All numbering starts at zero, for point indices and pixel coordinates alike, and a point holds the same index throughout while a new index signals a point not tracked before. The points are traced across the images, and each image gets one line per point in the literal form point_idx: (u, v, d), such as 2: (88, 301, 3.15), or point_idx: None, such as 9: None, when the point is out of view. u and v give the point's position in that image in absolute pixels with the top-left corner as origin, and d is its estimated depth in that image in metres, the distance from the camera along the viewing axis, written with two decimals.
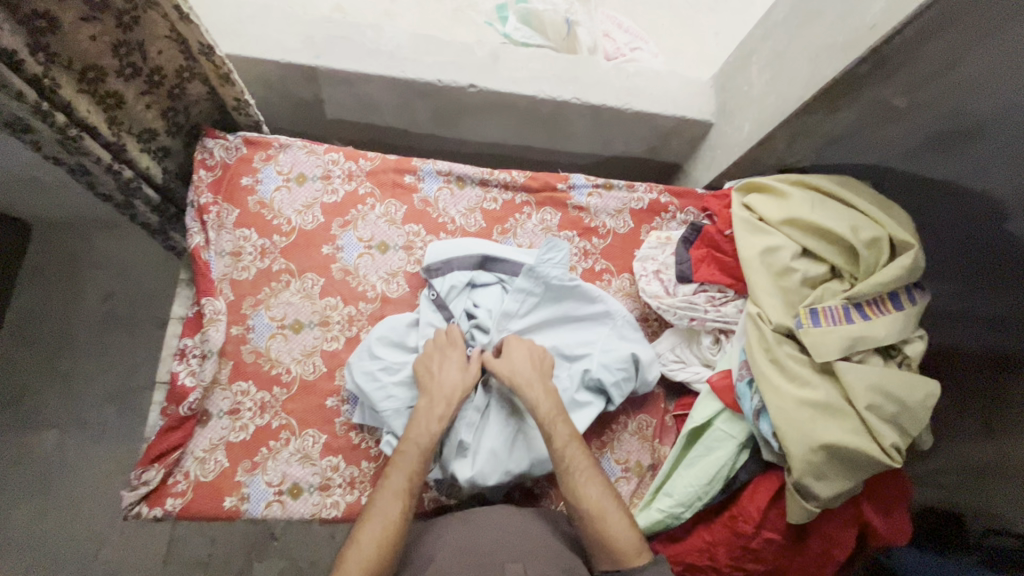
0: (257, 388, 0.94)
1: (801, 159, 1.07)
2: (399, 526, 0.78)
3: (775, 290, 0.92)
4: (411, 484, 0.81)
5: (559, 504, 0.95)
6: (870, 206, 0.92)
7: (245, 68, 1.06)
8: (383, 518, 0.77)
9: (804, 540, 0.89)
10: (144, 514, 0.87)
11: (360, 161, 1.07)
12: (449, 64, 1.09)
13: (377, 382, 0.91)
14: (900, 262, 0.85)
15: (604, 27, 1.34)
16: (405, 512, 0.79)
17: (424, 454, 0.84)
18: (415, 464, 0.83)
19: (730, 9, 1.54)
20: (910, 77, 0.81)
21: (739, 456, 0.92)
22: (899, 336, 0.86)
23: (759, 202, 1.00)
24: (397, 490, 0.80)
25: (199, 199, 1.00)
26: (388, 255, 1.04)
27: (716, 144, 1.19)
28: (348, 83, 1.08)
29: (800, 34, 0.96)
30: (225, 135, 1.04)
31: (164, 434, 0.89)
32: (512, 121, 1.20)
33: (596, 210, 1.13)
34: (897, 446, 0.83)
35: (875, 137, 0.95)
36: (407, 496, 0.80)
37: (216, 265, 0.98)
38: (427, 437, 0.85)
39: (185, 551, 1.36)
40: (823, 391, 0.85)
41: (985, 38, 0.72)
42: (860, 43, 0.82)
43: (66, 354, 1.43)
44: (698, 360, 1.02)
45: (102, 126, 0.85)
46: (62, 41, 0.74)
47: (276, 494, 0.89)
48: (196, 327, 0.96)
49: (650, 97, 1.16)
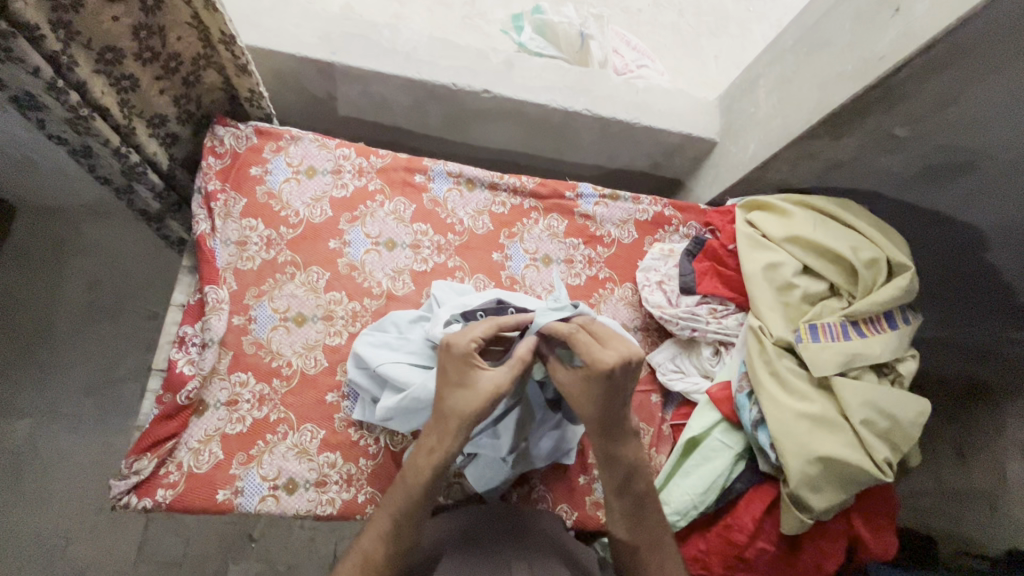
0: (256, 380, 0.92)
1: (802, 181, 1.11)
2: (381, 563, 0.75)
3: (776, 304, 0.95)
4: (394, 523, 0.76)
5: (556, 508, 0.95)
6: (869, 229, 0.96)
7: (260, 60, 1.05)
8: (361, 555, 0.76)
9: (796, 551, 0.91)
10: (133, 504, 0.84)
11: (371, 157, 1.07)
12: (463, 69, 1.10)
13: (388, 349, 0.91)
14: (897, 283, 0.90)
15: (614, 44, 1.38)
16: (388, 553, 0.75)
17: (408, 494, 0.77)
18: (402, 508, 0.76)
19: (731, 35, 1.59)
20: (912, 109, 0.85)
21: (735, 467, 0.93)
22: (894, 354, 0.90)
23: (761, 219, 1.03)
24: (381, 531, 0.76)
25: (206, 186, 0.98)
26: (396, 253, 1.04)
27: (719, 162, 1.23)
28: (363, 81, 1.09)
29: (807, 62, 0.99)
30: (237, 124, 1.03)
31: (157, 424, 0.87)
32: (521, 129, 1.21)
33: (601, 219, 1.15)
34: (888, 461, 0.86)
35: (873, 165, 0.99)
36: (392, 536, 0.76)
37: (221, 254, 0.97)
38: (415, 477, 0.77)
39: (157, 550, 1.31)
40: (820, 404, 0.87)
41: (987, 76, 0.75)
42: (865, 73, 0.85)
43: (44, 342, 1.38)
44: (697, 371, 1.04)
45: (114, 108, 0.84)
46: (84, 20, 0.73)
47: (271, 488, 0.88)
48: (196, 315, 0.94)
49: (658, 113, 1.19)
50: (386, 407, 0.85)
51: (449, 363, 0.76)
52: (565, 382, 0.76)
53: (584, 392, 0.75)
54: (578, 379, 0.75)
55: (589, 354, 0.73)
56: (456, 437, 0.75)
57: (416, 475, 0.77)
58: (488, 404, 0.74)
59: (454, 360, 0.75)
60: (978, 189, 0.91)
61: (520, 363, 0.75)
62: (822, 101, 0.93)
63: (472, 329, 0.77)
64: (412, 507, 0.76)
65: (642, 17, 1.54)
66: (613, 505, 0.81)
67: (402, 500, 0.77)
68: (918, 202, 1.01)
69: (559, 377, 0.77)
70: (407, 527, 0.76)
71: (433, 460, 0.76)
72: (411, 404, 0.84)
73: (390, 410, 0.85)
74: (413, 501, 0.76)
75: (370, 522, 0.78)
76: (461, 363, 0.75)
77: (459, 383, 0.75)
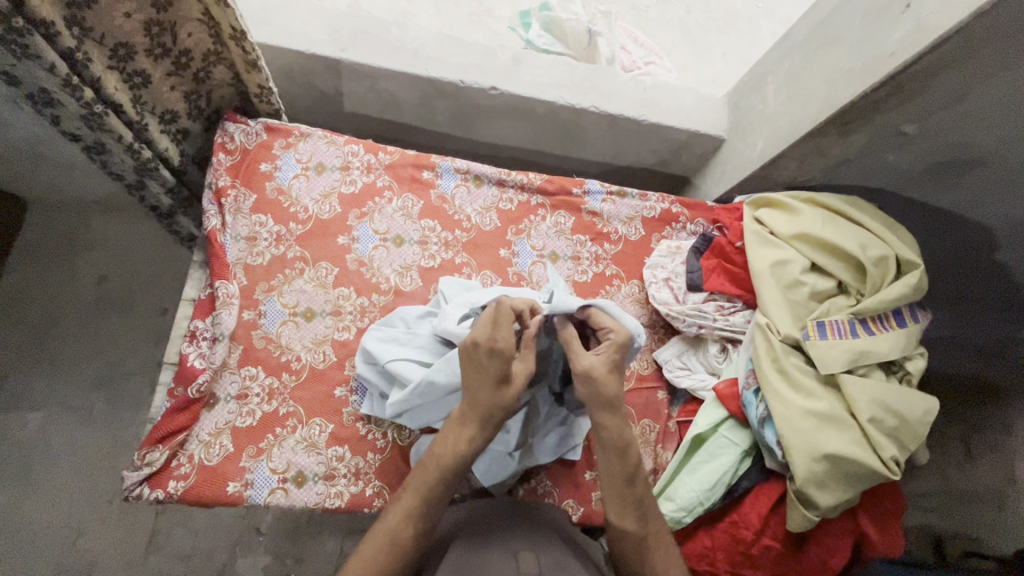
0: (266, 373, 0.93)
1: (811, 179, 1.11)
2: (403, 546, 0.74)
3: (784, 301, 0.95)
4: (422, 504, 0.76)
5: (562, 503, 0.96)
6: (877, 226, 0.96)
7: (269, 57, 1.06)
8: (386, 536, 0.74)
9: (802, 548, 0.91)
10: (145, 495, 0.85)
11: (379, 154, 1.08)
12: (471, 66, 1.10)
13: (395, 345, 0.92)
14: (906, 281, 0.90)
15: (621, 40, 1.37)
16: (413, 535, 0.74)
17: (440, 474, 0.77)
18: (428, 488, 0.76)
19: (739, 32, 1.58)
20: (921, 106, 0.84)
21: (741, 464, 0.93)
22: (901, 352, 0.89)
23: (770, 217, 1.03)
24: (407, 510, 0.75)
25: (217, 181, 1.00)
26: (403, 249, 1.05)
27: (727, 159, 1.22)
28: (371, 78, 1.09)
29: (816, 59, 0.99)
30: (246, 120, 1.04)
31: (169, 417, 0.88)
32: (528, 125, 1.22)
33: (609, 216, 1.15)
34: (896, 460, 0.86)
35: (883, 162, 0.98)
36: (419, 517, 0.75)
37: (231, 249, 0.98)
38: (450, 459, 0.77)
39: (166, 542, 1.32)
40: (827, 402, 0.87)
41: (1001, 73, 0.75)
42: (877, 69, 0.84)
43: (55, 337, 1.40)
44: (703, 368, 1.04)
45: (128, 104, 0.85)
46: (98, 16, 0.74)
47: (281, 481, 0.89)
48: (207, 309, 0.95)
49: (665, 110, 1.19)
50: (394, 405, 0.86)
51: (477, 356, 0.76)
52: (595, 361, 0.78)
53: (610, 365, 0.78)
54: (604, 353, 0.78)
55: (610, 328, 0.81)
56: (493, 424, 0.78)
57: (450, 456, 0.77)
58: (523, 389, 0.78)
59: (481, 353, 0.75)
60: (988, 186, 0.91)
61: (528, 341, 0.78)
62: (831, 98, 0.93)
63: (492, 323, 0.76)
64: (443, 488, 0.77)
65: (649, 13, 1.54)
66: (611, 492, 0.79)
67: (434, 480, 0.77)
68: (927, 200, 1.01)
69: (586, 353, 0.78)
70: (435, 508, 0.76)
71: (468, 442, 0.77)
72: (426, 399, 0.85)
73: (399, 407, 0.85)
74: (444, 481, 0.77)
75: (393, 503, 0.77)
76: (490, 356, 0.75)
77: (494, 376, 0.76)
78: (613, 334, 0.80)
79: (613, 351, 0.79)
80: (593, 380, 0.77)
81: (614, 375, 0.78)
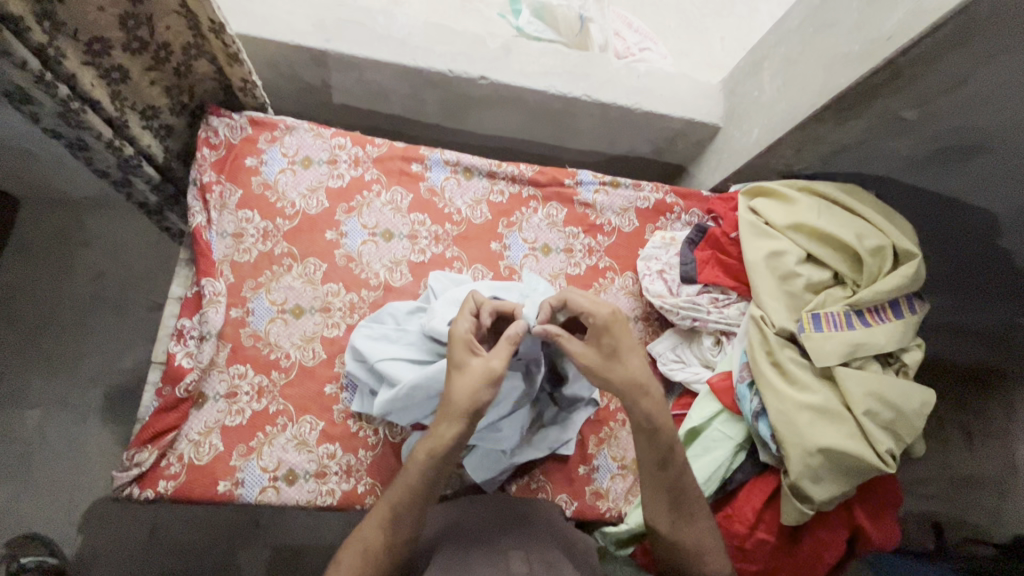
0: (254, 372, 0.92)
1: (808, 166, 1.08)
2: (377, 556, 0.73)
3: (779, 293, 0.93)
4: (393, 511, 0.74)
5: (555, 498, 0.95)
6: (875, 215, 0.94)
7: (253, 48, 1.04)
8: (360, 543, 0.74)
9: (796, 542, 0.90)
10: (135, 495, 0.85)
11: (367, 147, 1.06)
12: (460, 55, 1.08)
13: (384, 343, 0.91)
14: (904, 272, 0.88)
15: (615, 26, 1.34)
16: (385, 542, 0.73)
17: (410, 483, 0.74)
18: (401, 497, 0.74)
19: (737, 15, 1.55)
20: (922, 90, 0.82)
21: (735, 457, 0.93)
22: (898, 343, 0.88)
23: (766, 207, 1.01)
24: (383, 516, 0.74)
25: (201, 177, 0.98)
26: (392, 244, 1.03)
27: (723, 147, 1.20)
28: (357, 69, 1.07)
29: (813, 44, 0.96)
30: (231, 114, 1.02)
31: (157, 417, 0.87)
32: (520, 115, 1.19)
33: (602, 207, 1.13)
34: (891, 452, 0.85)
35: (882, 150, 0.96)
36: (392, 525, 0.74)
37: (217, 246, 0.97)
38: (421, 464, 0.75)
39: (167, 538, 1.32)
40: (822, 394, 0.86)
41: (1000, 56, 0.72)
42: (876, 53, 0.81)
43: (50, 335, 1.39)
44: (698, 360, 1.03)
45: (106, 101, 0.83)
46: (69, 11, 0.72)
47: (271, 479, 0.88)
48: (194, 307, 0.94)
49: (660, 98, 1.16)
50: (383, 402, 0.84)
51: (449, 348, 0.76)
52: (583, 352, 0.76)
53: (601, 357, 0.76)
54: (591, 341, 0.77)
55: (588, 309, 0.77)
56: (449, 426, 0.73)
57: (421, 462, 0.75)
58: (479, 389, 0.72)
59: (453, 345, 0.76)
60: (988, 173, 0.88)
61: (509, 346, 0.75)
62: (828, 84, 0.90)
63: (469, 316, 0.79)
64: (411, 495, 0.74)
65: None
66: None
67: (404, 487, 0.75)
68: (926, 186, 0.98)
69: (582, 302, 0.77)
70: (404, 518, 0.74)
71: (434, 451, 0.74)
72: (419, 394, 0.84)
73: (387, 403, 0.84)
74: (415, 487, 0.74)
75: (371, 509, 0.76)
76: (458, 345, 0.75)
77: (452, 367, 0.75)
78: (592, 319, 0.76)
79: (601, 334, 0.76)
80: (592, 371, 0.76)
81: (610, 362, 0.76)
